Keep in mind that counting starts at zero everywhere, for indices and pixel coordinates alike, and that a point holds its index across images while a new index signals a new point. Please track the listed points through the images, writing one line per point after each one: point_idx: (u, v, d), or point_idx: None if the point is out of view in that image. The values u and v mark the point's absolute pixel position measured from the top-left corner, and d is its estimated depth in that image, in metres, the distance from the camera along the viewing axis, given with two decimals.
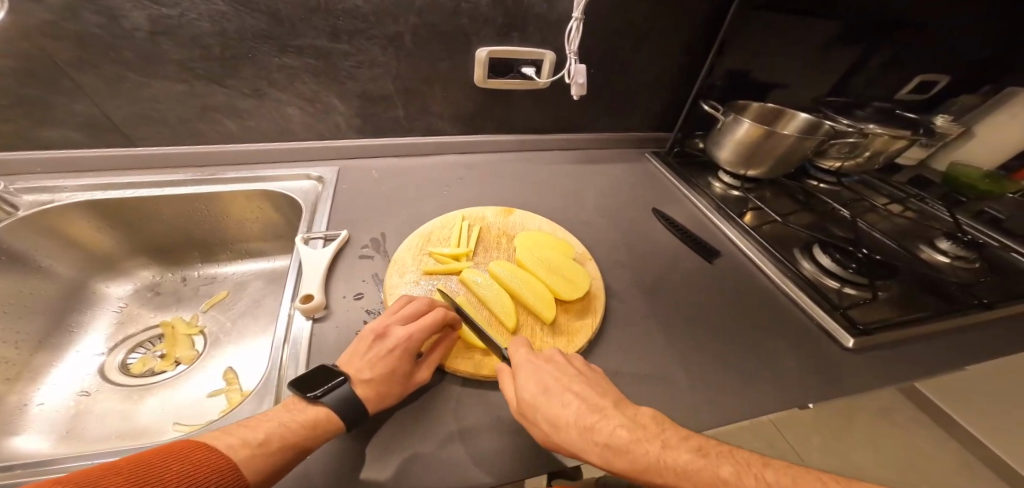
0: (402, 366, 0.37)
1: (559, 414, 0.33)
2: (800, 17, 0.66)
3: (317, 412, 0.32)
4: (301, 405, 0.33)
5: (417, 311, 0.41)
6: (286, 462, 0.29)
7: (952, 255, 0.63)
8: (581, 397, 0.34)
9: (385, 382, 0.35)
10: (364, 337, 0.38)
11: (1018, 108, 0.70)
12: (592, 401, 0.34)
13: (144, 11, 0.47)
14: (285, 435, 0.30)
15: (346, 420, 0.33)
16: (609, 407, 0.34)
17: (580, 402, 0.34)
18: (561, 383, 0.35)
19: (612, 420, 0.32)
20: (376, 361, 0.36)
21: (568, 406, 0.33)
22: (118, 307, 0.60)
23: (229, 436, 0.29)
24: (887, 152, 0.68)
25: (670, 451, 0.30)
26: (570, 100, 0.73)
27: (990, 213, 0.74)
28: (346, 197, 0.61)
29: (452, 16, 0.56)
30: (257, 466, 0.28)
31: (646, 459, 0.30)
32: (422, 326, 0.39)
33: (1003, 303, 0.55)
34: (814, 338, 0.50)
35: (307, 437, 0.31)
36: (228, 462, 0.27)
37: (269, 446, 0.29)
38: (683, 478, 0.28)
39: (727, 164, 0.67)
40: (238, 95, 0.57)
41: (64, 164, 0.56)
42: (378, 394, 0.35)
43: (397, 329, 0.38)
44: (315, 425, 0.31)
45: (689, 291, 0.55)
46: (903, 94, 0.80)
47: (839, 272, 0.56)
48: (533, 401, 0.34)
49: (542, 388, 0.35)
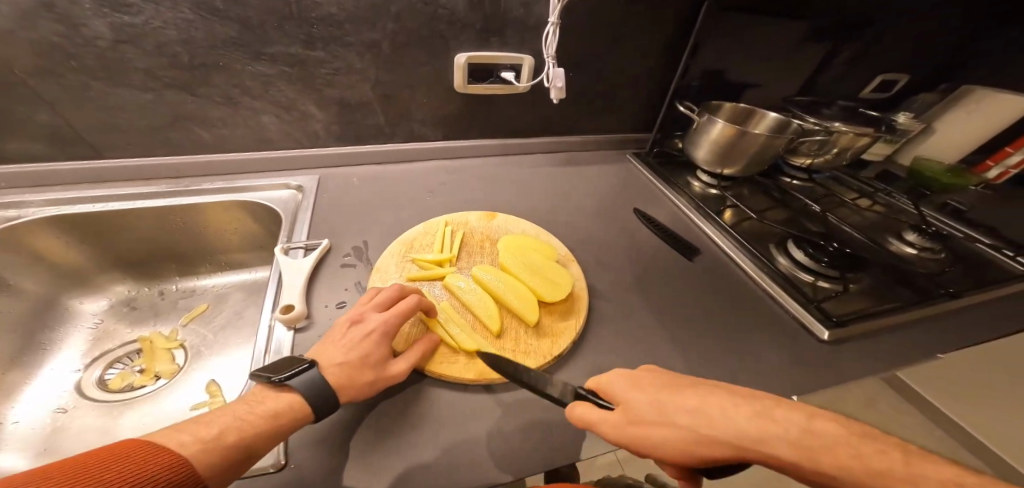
0: (377, 351, 0.37)
1: (694, 405, 0.28)
2: (771, 18, 0.68)
3: (278, 403, 0.32)
4: (267, 394, 0.33)
5: (389, 299, 0.42)
6: (244, 454, 0.28)
7: (919, 247, 0.65)
8: (686, 392, 0.30)
9: (358, 367, 0.35)
10: (338, 326, 0.39)
11: (973, 104, 0.75)
12: (692, 392, 0.30)
13: (105, 19, 0.46)
14: (243, 428, 0.29)
15: (314, 408, 0.32)
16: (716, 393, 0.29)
17: (686, 395, 0.29)
18: (683, 384, 0.31)
19: (722, 403, 0.28)
20: (351, 346, 0.36)
21: (699, 398, 0.29)
22: (93, 324, 0.58)
23: (181, 433, 0.28)
24: (854, 148, 0.71)
25: (803, 426, 0.25)
26: (552, 104, 0.74)
27: (953, 205, 0.77)
28: (327, 206, 0.60)
29: (430, 21, 0.56)
30: (211, 460, 0.27)
31: (844, 448, 0.23)
32: (397, 312, 0.40)
33: (967, 293, 0.58)
34: (791, 331, 0.52)
35: (269, 427, 0.30)
36: (178, 457, 0.26)
37: (223, 442, 0.28)
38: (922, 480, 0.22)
39: (704, 164, 0.68)
40: (211, 104, 0.56)
41: (31, 179, 0.55)
42: (350, 379, 0.35)
43: (372, 317, 0.39)
44: (276, 415, 0.31)
45: (671, 289, 0.56)
46: (866, 92, 0.83)
47: (812, 266, 0.58)
48: (657, 402, 0.30)
49: (645, 393, 0.31)
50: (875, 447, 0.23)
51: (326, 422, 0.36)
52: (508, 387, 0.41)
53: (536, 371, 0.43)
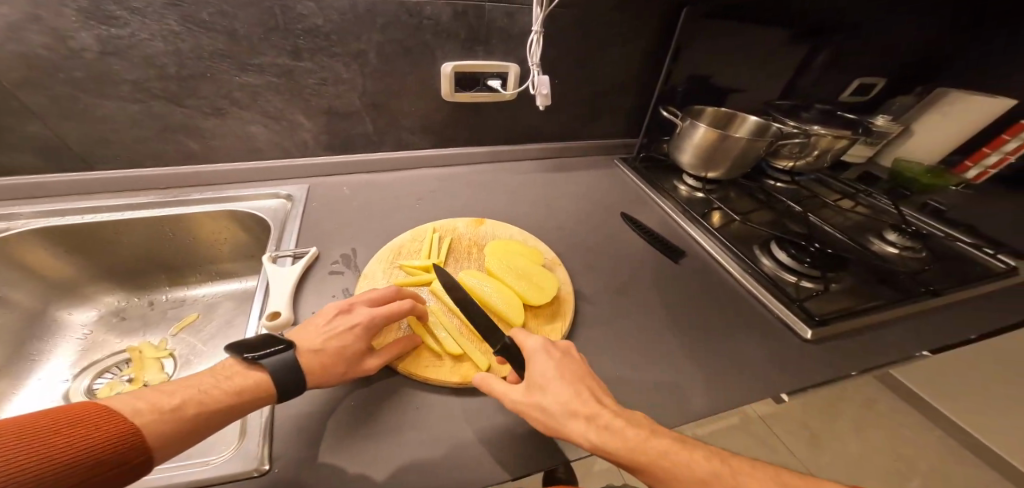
0: (356, 344, 0.38)
1: (566, 399, 0.34)
2: (750, 25, 0.70)
3: (245, 380, 0.32)
4: (237, 370, 0.33)
5: (387, 296, 0.43)
6: (201, 426, 0.29)
7: (900, 246, 0.66)
8: (568, 387, 0.35)
9: (333, 356, 0.37)
10: (327, 310, 0.40)
11: (947, 107, 0.77)
12: (581, 391, 0.35)
13: (93, 32, 0.46)
14: (204, 402, 0.30)
15: (277, 388, 0.33)
16: (588, 393, 0.35)
17: (567, 388, 0.35)
18: (573, 376, 0.37)
19: (585, 406, 0.34)
20: (332, 335, 0.38)
21: (574, 394, 0.35)
22: (82, 335, 0.58)
23: (136, 399, 0.28)
24: (834, 150, 0.73)
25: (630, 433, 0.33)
26: (538, 111, 0.75)
27: (933, 205, 0.78)
28: (316, 214, 0.61)
29: (415, 32, 0.58)
30: (164, 430, 0.27)
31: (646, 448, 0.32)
32: (385, 311, 0.40)
33: (947, 290, 0.59)
34: (776, 332, 0.53)
35: (231, 402, 0.31)
36: (131, 425, 0.27)
37: (181, 413, 0.28)
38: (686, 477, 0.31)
39: (688, 167, 0.69)
40: (199, 114, 0.57)
41: (22, 192, 0.55)
42: (322, 368, 0.36)
43: (361, 310, 0.40)
44: (240, 392, 0.31)
45: (657, 292, 0.57)
46: (845, 96, 0.87)
47: (795, 266, 0.59)
48: (544, 386, 0.35)
49: (543, 375, 0.36)
50: (667, 449, 0.32)
51: (309, 425, 0.36)
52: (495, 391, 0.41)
53: None
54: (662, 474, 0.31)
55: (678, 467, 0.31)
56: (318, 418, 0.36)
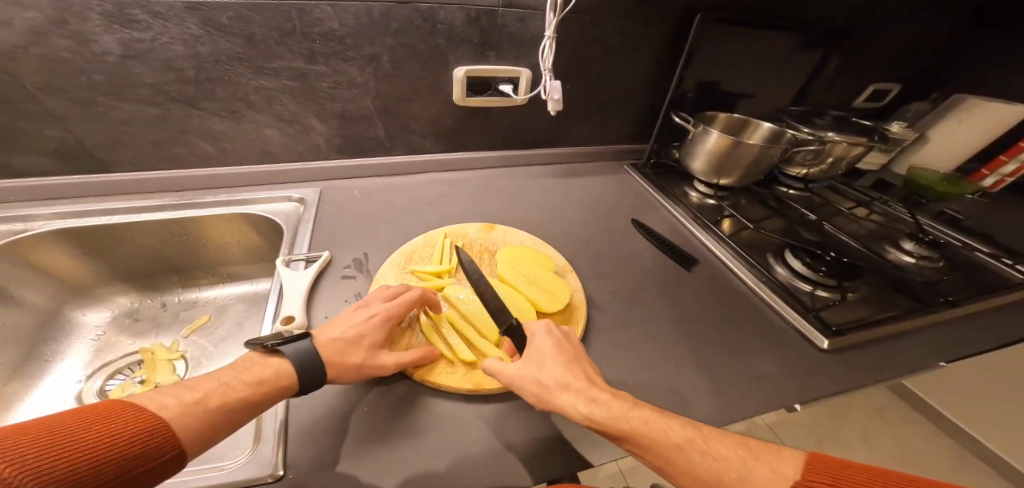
0: (374, 336, 0.39)
1: (559, 373, 0.36)
2: (763, 31, 0.70)
3: (264, 372, 0.33)
4: (256, 359, 0.34)
5: (396, 291, 0.45)
6: (226, 419, 0.29)
7: (917, 255, 0.65)
8: (561, 363, 0.37)
9: (351, 345, 0.38)
10: (346, 309, 0.42)
11: (964, 113, 0.77)
12: (573, 368, 0.37)
13: (115, 35, 0.47)
14: (227, 394, 0.30)
15: (298, 377, 0.34)
16: (580, 370, 0.37)
17: (562, 365, 0.37)
18: (568, 354, 0.39)
19: (576, 381, 0.35)
20: (349, 327, 0.39)
21: (567, 369, 0.36)
22: (95, 336, 0.58)
23: (161, 396, 0.28)
24: (849, 157, 0.72)
25: (621, 407, 0.33)
26: (549, 117, 0.75)
27: (950, 213, 0.77)
28: (328, 218, 0.61)
29: (428, 36, 0.58)
30: (193, 424, 0.28)
31: (635, 421, 0.32)
32: (399, 303, 0.42)
33: (965, 300, 0.58)
34: (791, 342, 0.52)
35: (254, 394, 0.31)
36: (160, 419, 0.26)
37: (207, 405, 0.29)
38: (677, 449, 0.30)
39: (700, 173, 0.69)
40: (215, 117, 0.57)
41: (39, 193, 0.56)
42: (341, 358, 0.36)
43: (376, 305, 0.42)
44: (261, 382, 0.32)
45: (669, 299, 0.56)
46: (859, 102, 0.87)
47: (810, 275, 0.58)
48: (539, 361, 0.37)
49: (543, 352, 0.38)
50: (658, 422, 0.32)
51: (324, 431, 0.36)
52: (508, 398, 0.41)
53: None
54: (641, 440, 0.31)
55: (654, 431, 0.31)
56: (333, 425, 0.36)
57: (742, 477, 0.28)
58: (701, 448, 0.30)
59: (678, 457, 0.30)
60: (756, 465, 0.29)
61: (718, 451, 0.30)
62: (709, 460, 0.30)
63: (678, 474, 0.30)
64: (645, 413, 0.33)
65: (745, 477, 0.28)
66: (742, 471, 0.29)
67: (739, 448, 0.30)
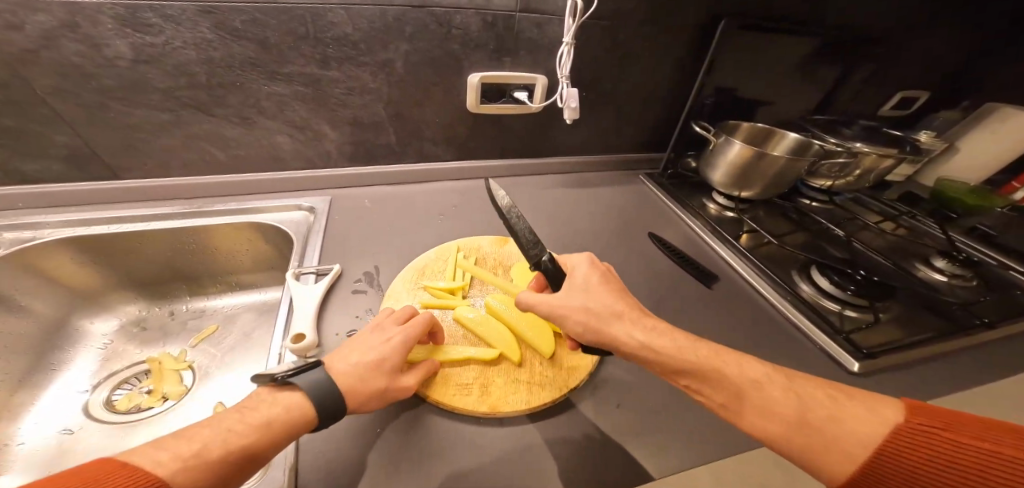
0: (393, 358, 0.37)
1: (606, 303, 0.38)
2: (788, 37, 0.68)
3: (271, 412, 0.30)
4: (264, 398, 0.32)
5: (407, 314, 0.42)
6: (233, 468, 0.27)
7: (949, 273, 0.62)
8: (607, 295, 0.39)
9: (369, 373, 0.35)
10: (359, 335, 0.39)
11: (996, 124, 0.75)
12: (620, 300, 0.39)
13: (127, 39, 0.46)
14: (232, 441, 0.27)
15: (318, 411, 0.32)
16: (629, 303, 0.39)
17: (612, 297, 0.39)
18: (610, 287, 0.40)
19: (625, 312, 0.37)
20: (365, 354, 0.36)
21: (614, 302, 0.38)
22: (102, 344, 0.58)
23: (157, 449, 0.25)
24: (878, 169, 0.69)
25: (677, 342, 0.35)
26: (562, 125, 0.73)
27: (983, 229, 0.73)
28: (338, 228, 0.59)
29: (443, 42, 0.56)
30: (197, 478, 0.25)
31: (695, 353, 0.34)
32: (415, 326, 0.40)
33: (1003, 323, 0.55)
34: (819, 364, 0.50)
35: (262, 437, 0.29)
36: (155, 476, 0.23)
37: (209, 454, 0.26)
38: (739, 380, 0.32)
39: (721, 185, 0.66)
40: (227, 124, 0.56)
41: (49, 199, 0.55)
42: (359, 386, 0.34)
43: (391, 329, 0.39)
44: (268, 423, 0.30)
45: (689, 317, 0.54)
46: (885, 110, 0.84)
47: (838, 294, 0.55)
48: (587, 292, 0.39)
49: (586, 283, 0.40)
50: (716, 354, 0.34)
51: (335, 457, 0.34)
52: (525, 421, 0.39)
53: (552, 405, 0.40)
54: (713, 374, 0.32)
55: (725, 365, 0.33)
56: (344, 450, 0.35)
57: (833, 415, 0.29)
58: (780, 385, 0.31)
59: (740, 387, 0.31)
60: (847, 405, 0.30)
61: (803, 391, 0.31)
62: (788, 395, 0.30)
63: (751, 409, 0.30)
64: (701, 348, 0.34)
65: (838, 414, 0.29)
66: (814, 404, 0.30)
67: (826, 388, 0.31)
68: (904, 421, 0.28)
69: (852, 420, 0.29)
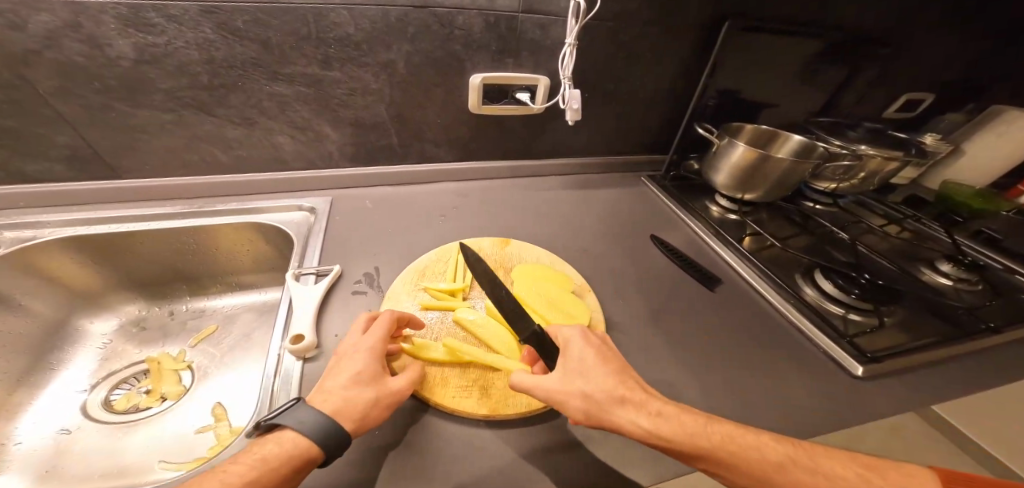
0: (370, 367, 0.36)
1: (608, 385, 0.34)
2: (792, 39, 0.67)
3: (264, 450, 0.30)
4: (256, 443, 0.31)
5: (367, 322, 0.41)
6: None
7: (954, 277, 0.62)
8: (607, 375, 0.35)
9: (353, 389, 0.34)
10: (331, 362, 0.38)
11: (1003, 127, 0.74)
12: (621, 380, 0.35)
13: (129, 40, 0.46)
14: (228, 482, 0.27)
15: (320, 447, 0.30)
16: (631, 382, 0.36)
17: (609, 374, 0.35)
18: (604, 361, 0.37)
19: (631, 397, 0.34)
20: (342, 376, 0.35)
21: (616, 382, 0.35)
22: (101, 344, 0.58)
23: None
24: (882, 172, 0.69)
25: (692, 428, 0.33)
26: (564, 126, 0.73)
27: (988, 233, 0.72)
28: (339, 229, 0.59)
29: (445, 43, 0.56)
30: None
31: (712, 440, 0.32)
32: (378, 331, 0.39)
33: (1010, 327, 0.54)
34: (823, 368, 0.49)
35: (262, 475, 0.28)
36: None
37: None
38: (758, 464, 0.31)
39: (723, 188, 0.66)
40: (228, 124, 0.56)
41: (50, 199, 0.55)
42: (348, 403, 0.33)
43: (357, 342, 0.38)
44: (261, 460, 0.29)
45: (692, 320, 0.54)
46: (889, 113, 0.84)
47: (843, 298, 0.55)
48: (584, 372, 0.36)
49: (582, 362, 0.37)
50: (731, 435, 0.33)
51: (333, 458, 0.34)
52: (526, 425, 0.39)
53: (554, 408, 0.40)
54: (731, 461, 0.31)
55: (742, 448, 0.32)
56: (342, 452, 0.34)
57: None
58: (799, 465, 0.31)
59: (759, 472, 0.31)
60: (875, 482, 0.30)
61: (831, 469, 0.31)
62: (818, 478, 0.30)
63: None
64: (715, 431, 0.33)
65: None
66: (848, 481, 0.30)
67: (849, 465, 0.31)
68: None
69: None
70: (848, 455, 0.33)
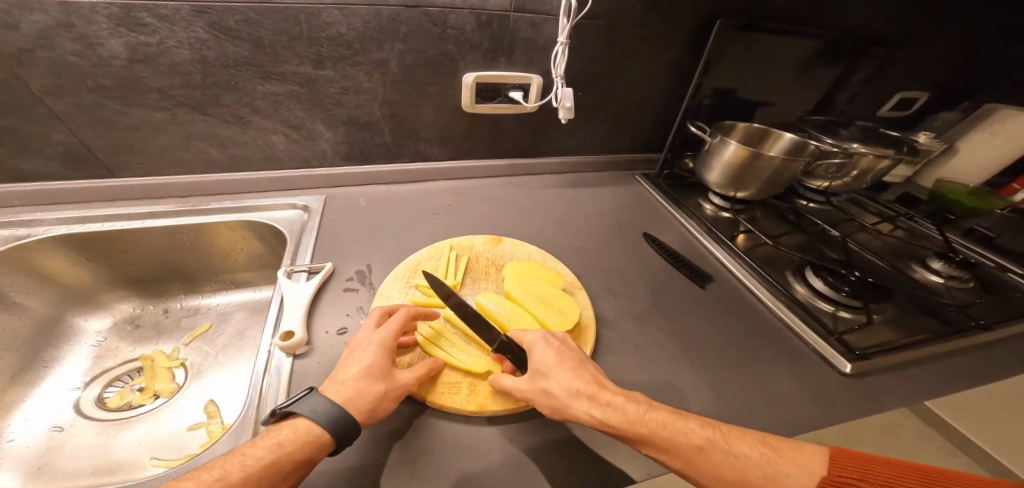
0: (382, 359, 0.37)
1: (565, 381, 0.35)
2: (786, 37, 0.67)
3: (280, 434, 0.31)
4: (270, 429, 0.32)
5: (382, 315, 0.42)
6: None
7: (945, 275, 0.62)
8: (566, 372, 0.36)
9: (364, 380, 0.35)
10: (343, 354, 0.39)
11: (997, 126, 0.74)
12: (578, 373, 0.36)
13: (122, 39, 0.46)
14: (247, 465, 0.28)
15: (331, 434, 0.31)
16: (591, 376, 0.37)
17: (569, 371, 0.36)
18: (565, 357, 0.38)
19: (586, 389, 0.35)
20: (354, 365, 0.36)
21: (573, 376, 0.36)
22: (96, 342, 0.58)
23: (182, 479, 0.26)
24: (875, 171, 0.69)
25: (637, 416, 0.33)
26: (559, 125, 0.73)
27: (981, 231, 0.72)
28: (332, 226, 0.60)
29: (438, 41, 0.56)
30: None
31: (652, 425, 0.33)
32: (393, 326, 0.40)
33: (1001, 325, 0.54)
34: (813, 364, 0.49)
35: (280, 458, 0.29)
36: None
37: (229, 479, 0.27)
38: (687, 447, 0.32)
39: (716, 186, 0.66)
40: (221, 123, 0.56)
41: (44, 197, 0.55)
42: (359, 393, 0.34)
43: (371, 334, 0.39)
44: (279, 444, 0.30)
45: (682, 317, 0.54)
46: (883, 111, 0.84)
47: (833, 295, 0.55)
48: (545, 370, 0.37)
49: (546, 360, 0.38)
50: (667, 420, 0.33)
51: None
52: (514, 420, 0.39)
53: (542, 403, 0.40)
54: (664, 443, 0.32)
55: (675, 433, 0.32)
56: None
57: (766, 475, 0.30)
58: (722, 448, 0.32)
59: (687, 454, 0.31)
60: (778, 462, 0.31)
61: (742, 451, 0.32)
62: (731, 458, 0.31)
63: (702, 472, 0.31)
64: (655, 417, 0.33)
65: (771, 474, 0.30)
66: (768, 467, 0.31)
67: (761, 444, 0.32)
68: (825, 471, 0.30)
69: (783, 478, 0.30)
70: (757, 437, 0.33)
